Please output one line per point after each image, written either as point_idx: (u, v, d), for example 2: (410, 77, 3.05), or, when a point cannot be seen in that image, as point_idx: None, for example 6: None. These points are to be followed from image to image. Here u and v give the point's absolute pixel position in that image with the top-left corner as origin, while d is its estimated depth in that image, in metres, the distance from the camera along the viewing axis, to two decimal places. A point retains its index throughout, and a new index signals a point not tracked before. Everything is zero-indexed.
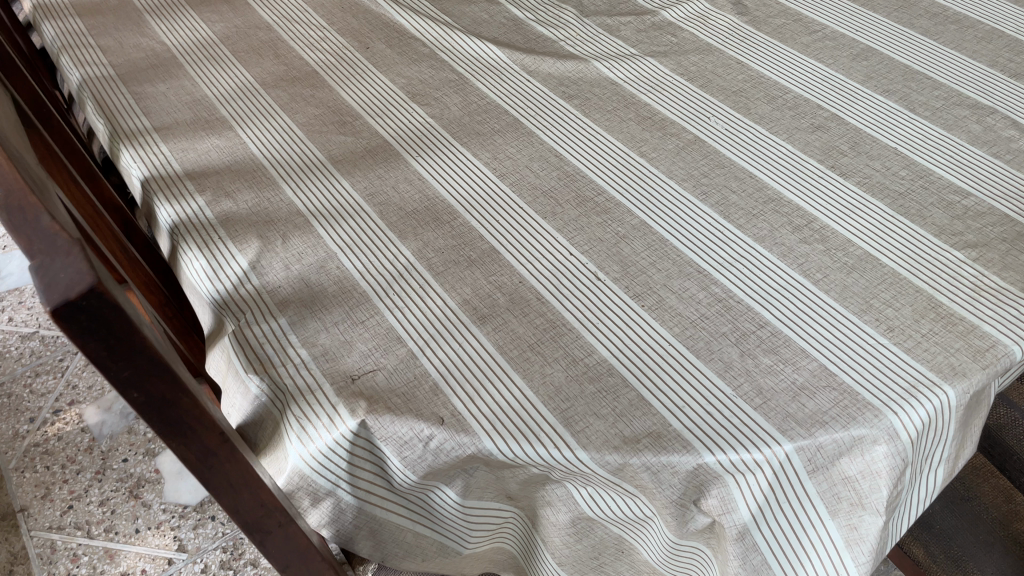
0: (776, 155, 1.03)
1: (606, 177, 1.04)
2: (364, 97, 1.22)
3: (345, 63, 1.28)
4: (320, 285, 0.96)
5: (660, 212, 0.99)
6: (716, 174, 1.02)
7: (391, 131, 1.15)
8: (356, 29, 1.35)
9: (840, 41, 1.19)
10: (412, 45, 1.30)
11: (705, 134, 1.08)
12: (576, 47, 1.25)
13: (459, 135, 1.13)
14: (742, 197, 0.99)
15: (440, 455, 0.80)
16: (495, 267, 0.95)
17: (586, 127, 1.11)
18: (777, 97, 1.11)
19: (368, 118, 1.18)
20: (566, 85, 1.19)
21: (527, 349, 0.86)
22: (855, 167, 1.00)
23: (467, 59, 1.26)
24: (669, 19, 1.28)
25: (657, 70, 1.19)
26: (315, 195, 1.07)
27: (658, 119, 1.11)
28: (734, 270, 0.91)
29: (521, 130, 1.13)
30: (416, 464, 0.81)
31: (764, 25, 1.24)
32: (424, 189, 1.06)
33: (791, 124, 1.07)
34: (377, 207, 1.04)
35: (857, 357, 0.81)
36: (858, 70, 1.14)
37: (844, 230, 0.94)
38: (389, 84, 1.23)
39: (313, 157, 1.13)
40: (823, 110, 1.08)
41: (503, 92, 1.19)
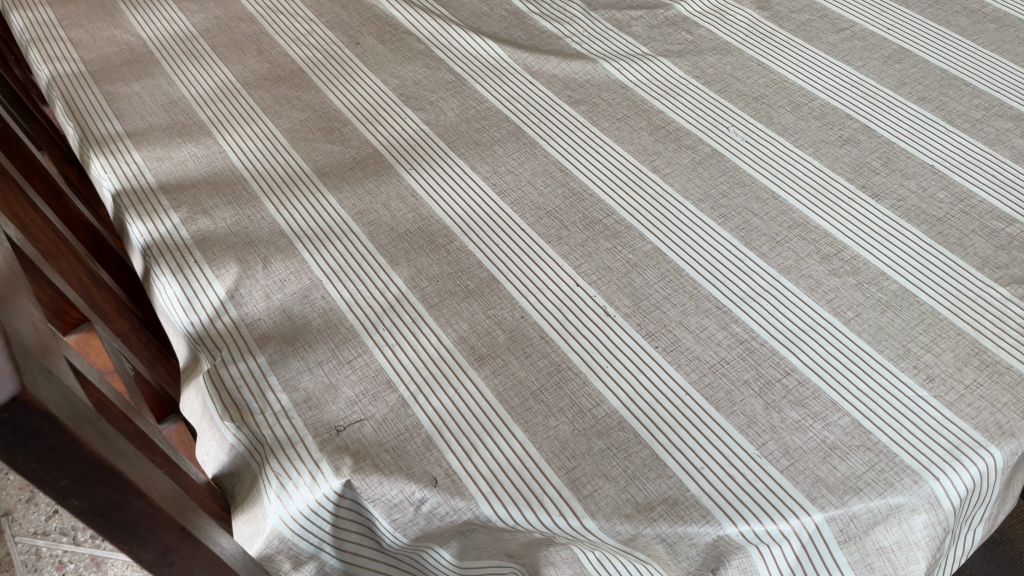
0: (802, 172, 0.95)
1: (616, 197, 0.96)
2: (353, 100, 1.13)
3: (334, 61, 1.19)
4: (303, 318, 0.88)
5: (675, 238, 0.91)
6: (735, 194, 0.94)
7: (383, 140, 1.07)
8: (346, 22, 1.26)
9: (869, 40, 1.10)
10: (405, 41, 1.21)
11: (724, 146, 0.99)
12: (583, 45, 1.16)
13: (456, 145, 1.05)
14: (765, 220, 0.91)
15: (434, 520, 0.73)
16: (494, 298, 0.87)
17: (594, 138, 1.03)
18: (801, 105, 1.02)
19: (358, 124, 1.09)
20: (572, 88, 1.10)
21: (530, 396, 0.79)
22: (888, 187, 0.92)
23: (465, 56, 1.17)
24: (683, 14, 1.18)
25: (670, 72, 1.09)
26: (300, 213, 0.99)
27: (671, 128, 1.02)
28: (757, 306, 0.83)
29: (523, 140, 1.04)
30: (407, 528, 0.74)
31: (786, 22, 1.15)
32: (418, 207, 0.98)
33: (817, 136, 0.98)
34: (366, 227, 0.96)
35: (894, 412, 0.74)
36: (890, 74, 1.05)
37: (877, 261, 0.86)
38: (381, 85, 1.14)
39: (298, 170, 1.04)
40: (852, 120, 1.00)
41: (503, 96, 1.10)
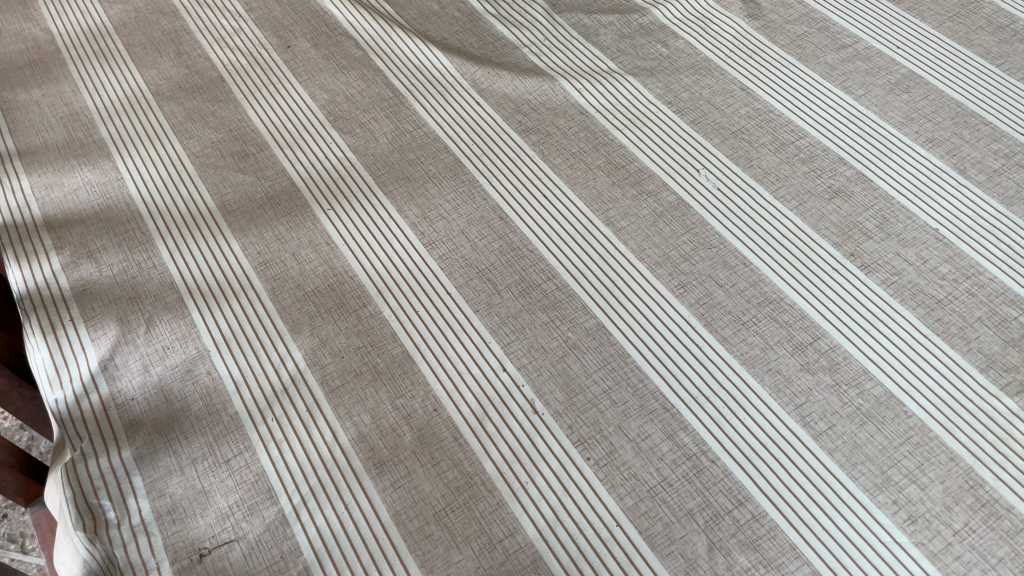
0: (780, 233, 0.80)
1: (561, 255, 0.82)
2: (275, 118, 0.98)
3: (259, 69, 1.04)
4: (183, 400, 0.75)
5: (624, 313, 0.77)
6: (698, 258, 0.79)
7: (301, 170, 0.93)
8: (278, 19, 1.10)
9: (874, 62, 0.94)
10: (341, 45, 1.05)
11: (692, 196, 0.84)
12: (542, 57, 1.00)
13: (384, 180, 0.90)
14: (730, 295, 0.76)
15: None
16: (404, 382, 0.74)
17: (542, 178, 0.88)
18: (787, 144, 0.87)
19: (276, 148, 0.95)
20: (524, 112, 0.95)
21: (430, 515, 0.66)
22: (880, 256, 0.77)
23: (407, 67, 1.01)
24: (661, 21, 1.02)
25: (638, 96, 0.94)
26: (196, 262, 0.86)
27: (633, 168, 0.88)
28: (712, 408, 0.70)
29: (461, 177, 0.90)
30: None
31: (779, 34, 0.98)
32: (332, 259, 0.84)
33: (801, 186, 0.83)
34: (269, 284, 0.83)
35: (865, 565, 0.61)
36: (894, 108, 0.89)
37: (861, 355, 0.72)
38: (307, 100, 0.99)
39: (202, 206, 0.91)
40: (844, 167, 0.84)
41: (445, 119, 0.95)
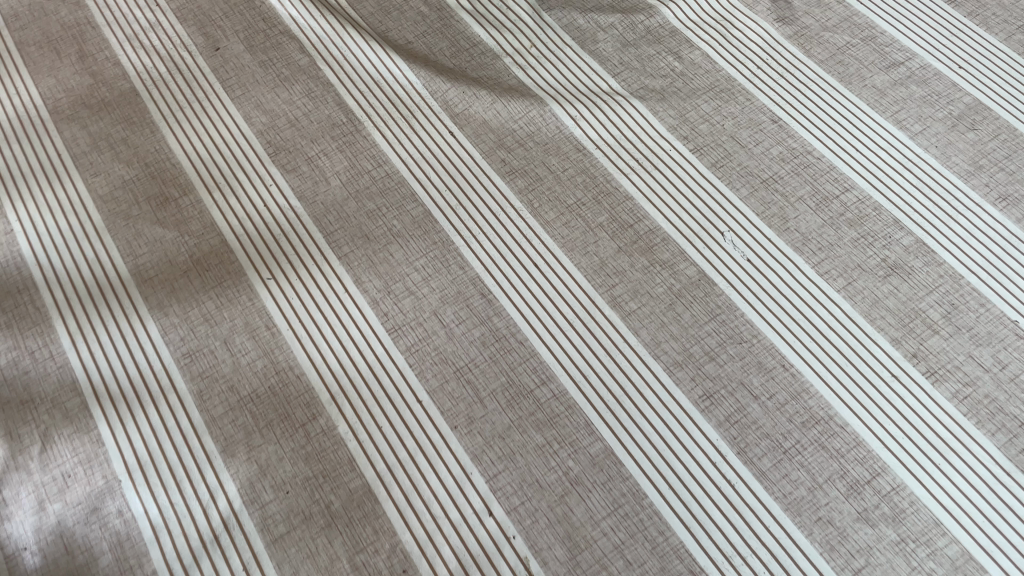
0: (826, 326, 0.65)
1: (558, 350, 0.66)
2: (201, 150, 0.80)
3: (180, 78, 0.85)
4: (88, 554, 0.60)
5: (638, 435, 0.62)
6: (726, 358, 0.65)
7: (235, 223, 0.75)
8: (202, 8, 0.90)
9: (932, 87, 0.77)
10: (281, 47, 0.86)
11: (717, 271, 0.69)
12: (529, 71, 0.82)
13: (337, 238, 0.73)
14: (767, 411, 0.62)
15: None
16: (366, 530, 0.60)
17: (533, 241, 0.72)
18: (830, 200, 0.72)
19: (204, 191, 0.77)
20: (509, 147, 0.77)
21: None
22: (948, 360, 0.63)
23: (363, 80, 0.83)
24: (672, 24, 0.84)
25: (647, 129, 0.77)
26: (104, 351, 0.69)
27: (642, 229, 0.72)
28: (750, 575, 0.57)
29: (432, 236, 0.73)
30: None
31: (815, 45, 0.81)
32: (274, 351, 0.68)
33: (850, 259, 0.68)
34: (197, 387, 0.67)
35: None
36: (959, 151, 0.73)
37: (930, 500, 0.59)
38: (241, 124, 0.81)
39: (111, 272, 0.73)
40: (901, 233, 0.69)
41: (412, 154, 0.78)
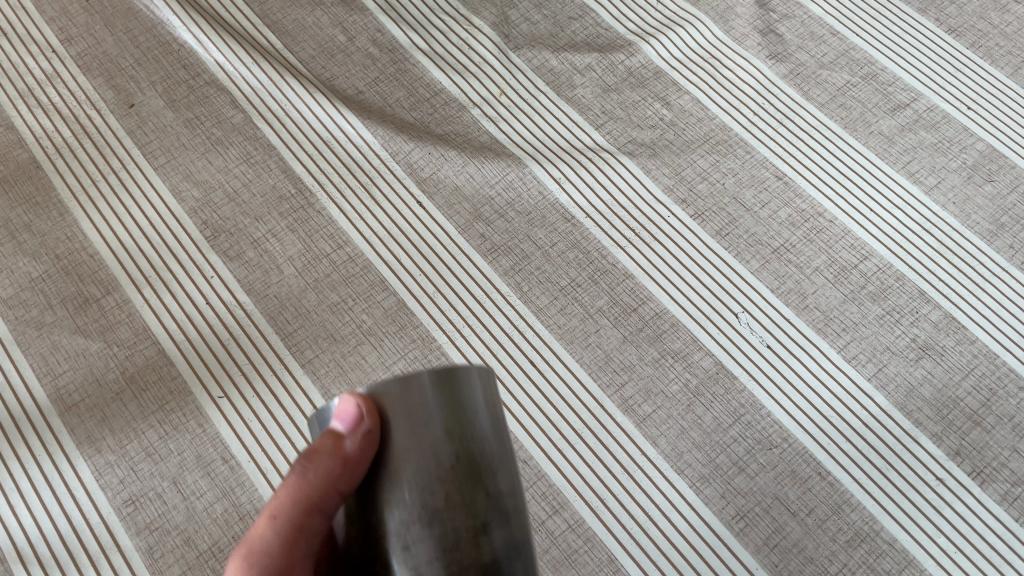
0: (861, 423, 0.59)
1: (568, 468, 0.58)
2: (124, 235, 0.67)
3: (91, 144, 0.72)
4: None
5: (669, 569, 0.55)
6: (756, 468, 0.58)
7: (173, 327, 0.64)
8: (109, 53, 0.76)
9: (941, 132, 0.71)
10: (210, 101, 0.74)
11: (735, 362, 0.62)
12: (502, 125, 0.73)
13: (298, 340, 0.63)
14: (807, 530, 0.56)
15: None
16: None
17: (526, 333, 0.63)
18: (847, 270, 0.65)
19: (132, 288, 0.65)
20: (487, 219, 0.68)
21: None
22: (993, 456, 0.58)
23: (311, 140, 0.72)
24: (655, 64, 0.76)
25: (641, 192, 0.69)
26: (26, 504, 0.57)
27: (647, 313, 0.64)
28: None
29: (410, 333, 0.63)
30: (415, 504, 0.32)
31: (813, 85, 0.74)
32: (235, 489, 0.58)
33: (877, 340, 0.62)
34: (146, 542, 0.56)
35: None
36: (978, 207, 0.67)
37: None
38: (169, 200, 0.69)
39: (26, 398, 0.61)
40: (928, 307, 0.63)
41: (376, 230, 0.68)
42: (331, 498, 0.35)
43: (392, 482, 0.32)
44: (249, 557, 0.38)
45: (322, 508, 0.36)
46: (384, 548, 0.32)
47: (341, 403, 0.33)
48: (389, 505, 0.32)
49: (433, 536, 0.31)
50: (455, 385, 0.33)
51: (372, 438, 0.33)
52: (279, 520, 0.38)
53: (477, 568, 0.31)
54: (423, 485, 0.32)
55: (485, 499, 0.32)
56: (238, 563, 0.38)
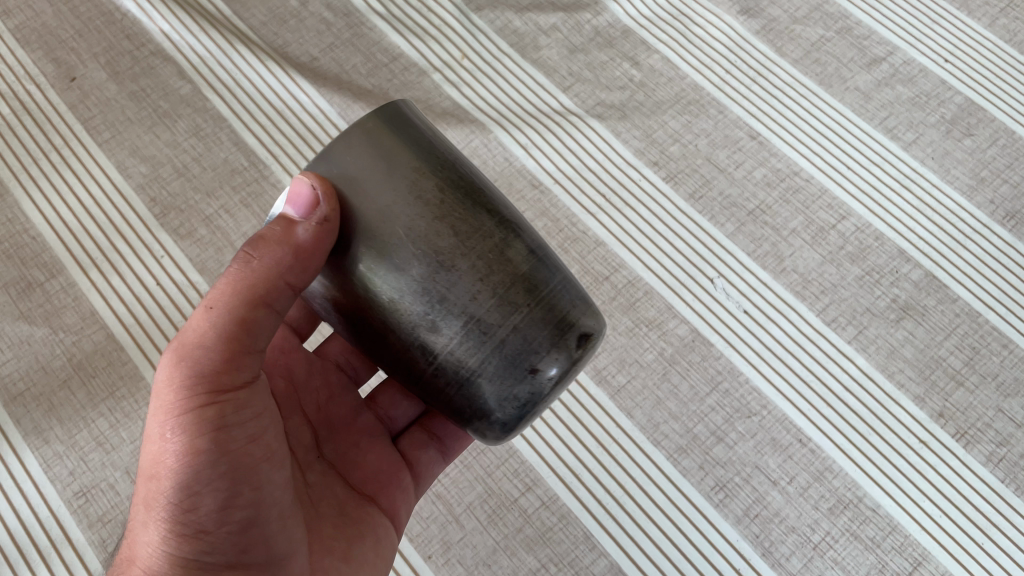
0: (842, 387, 0.57)
1: (542, 442, 0.56)
2: (68, 215, 0.64)
3: (31, 121, 0.68)
4: None
5: (647, 544, 0.53)
6: (735, 438, 0.56)
7: (122, 309, 0.60)
8: (47, 24, 0.72)
9: (919, 86, 0.69)
10: (156, 72, 0.70)
11: (711, 328, 0.60)
12: (464, 89, 0.70)
13: None
14: (789, 499, 0.54)
15: (575, 361, 0.36)
16: None
17: None
18: (825, 230, 0.63)
19: (78, 271, 0.62)
20: None
21: (370, 477, 0.47)
22: (977, 417, 0.56)
23: (264, 110, 0.68)
24: (623, 22, 0.73)
25: (611, 156, 0.66)
26: None
27: (620, 281, 0.62)
28: None
29: None
30: (427, 250, 0.34)
31: (787, 41, 0.71)
32: None
33: (857, 301, 0.60)
34: (99, 535, 0.53)
35: None
36: (957, 162, 0.65)
37: None
38: (115, 177, 0.65)
39: None
40: (908, 265, 0.61)
41: None
42: (293, 268, 0.35)
43: (386, 228, 0.35)
44: (184, 358, 0.36)
45: (273, 304, 0.37)
46: (402, 299, 0.35)
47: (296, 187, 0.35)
48: (389, 256, 0.34)
49: (462, 274, 0.34)
50: (397, 133, 0.36)
51: (331, 216, 0.35)
52: (223, 311, 0.36)
53: (514, 281, 0.35)
54: (419, 213, 0.35)
55: (481, 213, 0.36)
56: (174, 367, 0.36)
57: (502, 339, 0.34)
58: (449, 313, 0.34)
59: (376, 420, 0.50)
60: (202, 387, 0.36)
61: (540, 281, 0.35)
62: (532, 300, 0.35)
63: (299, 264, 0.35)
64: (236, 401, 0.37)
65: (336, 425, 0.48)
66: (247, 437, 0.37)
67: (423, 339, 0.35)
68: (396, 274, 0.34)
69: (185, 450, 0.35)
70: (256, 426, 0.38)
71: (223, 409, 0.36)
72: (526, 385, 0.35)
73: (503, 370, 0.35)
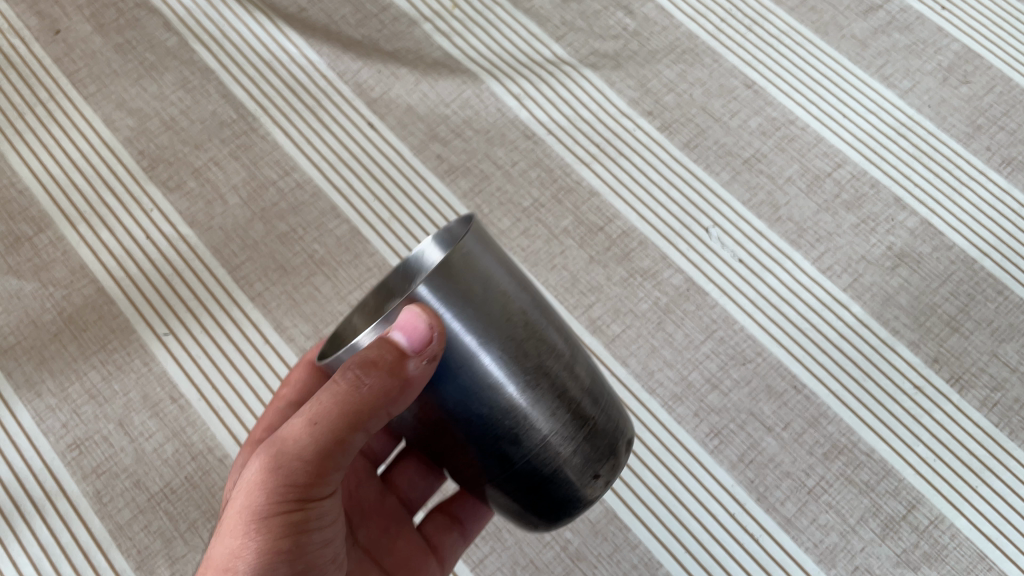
0: (837, 334, 0.57)
1: None
2: (54, 168, 0.63)
3: (16, 74, 0.67)
4: None
5: (642, 490, 0.53)
6: (729, 384, 0.56)
7: (112, 262, 0.60)
8: None
9: (915, 33, 0.68)
10: (142, 25, 0.69)
11: (706, 278, 0.59)
12: (456, 40, 0.69)
13: (246, 272, 0.60)
14: (783, 444, 0.54)
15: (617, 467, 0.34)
16: None
17: None
18: (821, 178, 0.63)
19: (65, 225, 0.61)
20: (444, 139, 0.64)
21: (401, 564, 0.43)
22: (972, 362, 0.56)
23: (253, 62, 0.67)
24: None
25: (604, 106, 0.66)
26: None
27: (614, 231, 0.61)
28: None
29: (366, 261, 0.60)
30: (517, 368, 0.30)
31: None
32: (186, 429, 0.55)
33: (852, 249, 0.60)
34: (93, 488, 0.53)
35: None
36: (954, 109, 0.65)
37: (971, 531, 0.52)
38: (102, 131, 0.64)
39: None
40: (904, 213, 0.61)
41: (325, 154, 0.64)
42: (399, 396, 0.30)
43: (481, 349, 0.29)
44: (276, 468, 0.30)
45: (370, 425, 0.31)
46: (495, 423, 0.30)
47: (396, 309, 0.29)
48: (486, 377, 0.30)
49: (550, 395, 0.31)
50: (482, 244, 0.31)
51: (439, 344, 0.29)
52: (323, 427, 0.30)
53: (590, 395, 0.33)
54: (506, 333, 0.30)
55: (548, 325, 0.31)
56: (265, 470, 0.31)
57: (575, 460, 0.32)
58: (533, 442, 0.31)
59: (399, 503, 0.46)
60: (291, 494, 0.31)
61: (604, 390, 0.34)
62: (602, 415, 0.33)
63: (400, 394, 0.30)
64: (320, 509, 0.32)
65: (367, 508, 0.44)
66: (324, 539, 0.33)
67: (506, 458, 0.31)
68: (477, 394, 0.30)
69: (265, 551, 0.31)
70: (331, 529, 0.34)
71: (306, 520, 0.32)
72: (585, 500, 0.33)
73: (572, 490, 0.32)
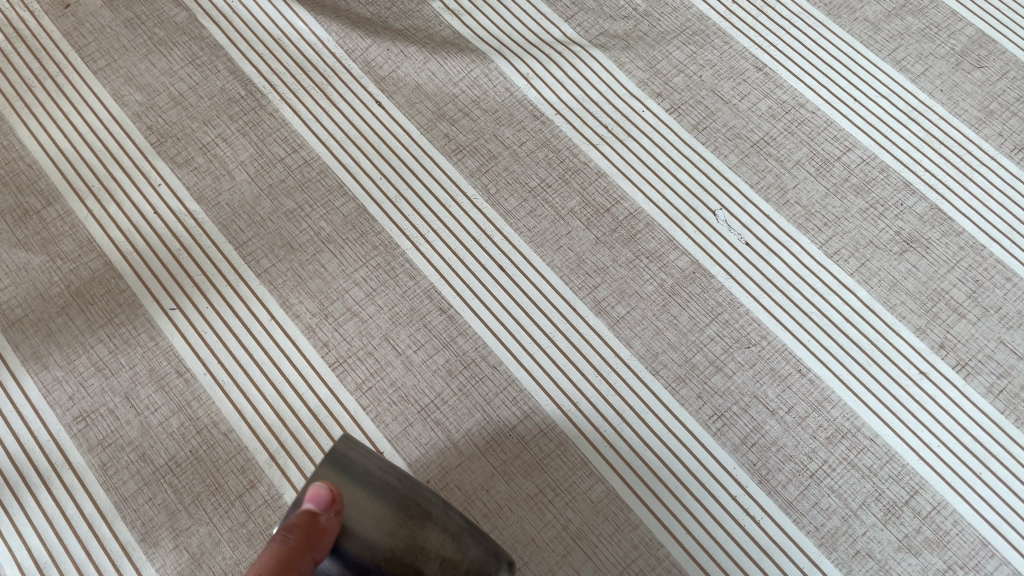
0: (843, 318, 0.57)
1: (540, 372, 0.56)
2: (62, 143, 0.63)
3: (26, 47, 0.67)
4: None
5: (644, 471, 0.53)
6: (734, 367, 0.56)
7: (119, 237, 0.60)
8: None
9: (929, 17, 0.67)
10: None
11: (712, 260, 0.59)
12: (464, 18, 0.68)
13: (252, 248, 0.60)
14: (787, 428, 0.54)
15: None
16: None
17: (494, 235, 0.60)
18: (830, 161, 0.62)
19: (74, 199, 0.61)
20: (451, 118, 0.64)
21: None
22: (979, 348, 0.56)
23: (262, 38, 0.67)
24: None
25: (613, 87, 0.65)
26: None
27: (621, 213, 0.61)
28: None
29: (372, 239, 0.60)
30: (400, 523, 0.41)
31: None
32: (191, 403, 0.55)
33: (860, 233, 0.60)
34: (99, 460, 0.54)
35: None
36: (966, 94, 0.64)
37: (974, 517, 0.52)
38: (110, 105, 0.64)
39: None
40: (914, 198, 0.61)
41: (333, 132, 0.64)
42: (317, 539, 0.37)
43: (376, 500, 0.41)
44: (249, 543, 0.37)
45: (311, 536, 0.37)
46: (385, 528, 0.40)
47: (306, 490, 0.38)
48: (372, 501, 0.41)
49: (419, 519, 0.42)
50: (342, 463, 0.42)
51: (337, 517, 0.38)
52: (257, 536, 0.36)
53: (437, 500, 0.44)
54: (383, 505, 0.41)
55: (424, 489, 0.44)
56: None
57: (443, 524, 0.43)
58: (410, 516, 0.42)
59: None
60: None
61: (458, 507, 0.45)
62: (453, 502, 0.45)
63: (325, 551, 0.37)
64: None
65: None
66: None
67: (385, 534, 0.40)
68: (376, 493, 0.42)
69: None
70: None
71: None
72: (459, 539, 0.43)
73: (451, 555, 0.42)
